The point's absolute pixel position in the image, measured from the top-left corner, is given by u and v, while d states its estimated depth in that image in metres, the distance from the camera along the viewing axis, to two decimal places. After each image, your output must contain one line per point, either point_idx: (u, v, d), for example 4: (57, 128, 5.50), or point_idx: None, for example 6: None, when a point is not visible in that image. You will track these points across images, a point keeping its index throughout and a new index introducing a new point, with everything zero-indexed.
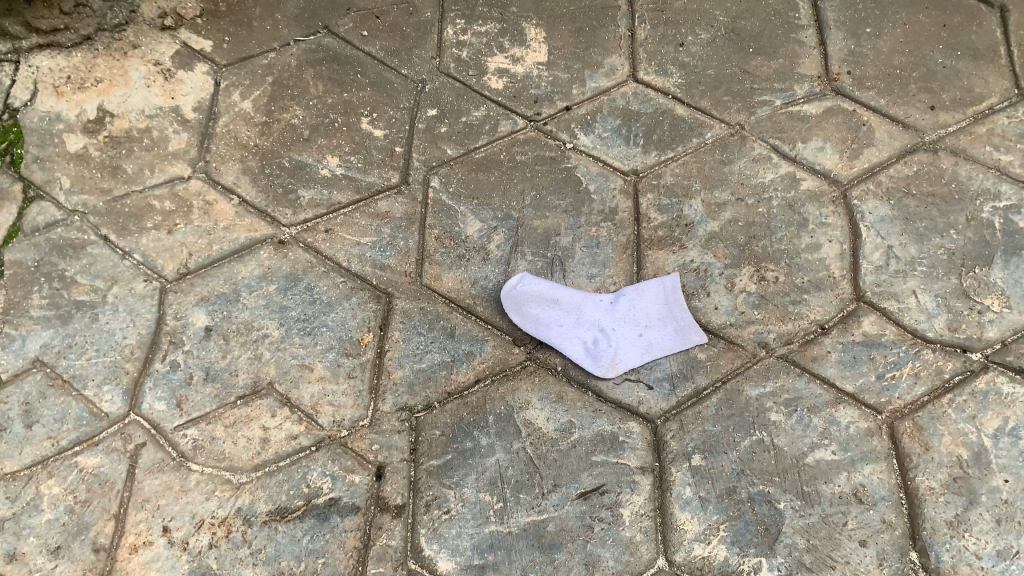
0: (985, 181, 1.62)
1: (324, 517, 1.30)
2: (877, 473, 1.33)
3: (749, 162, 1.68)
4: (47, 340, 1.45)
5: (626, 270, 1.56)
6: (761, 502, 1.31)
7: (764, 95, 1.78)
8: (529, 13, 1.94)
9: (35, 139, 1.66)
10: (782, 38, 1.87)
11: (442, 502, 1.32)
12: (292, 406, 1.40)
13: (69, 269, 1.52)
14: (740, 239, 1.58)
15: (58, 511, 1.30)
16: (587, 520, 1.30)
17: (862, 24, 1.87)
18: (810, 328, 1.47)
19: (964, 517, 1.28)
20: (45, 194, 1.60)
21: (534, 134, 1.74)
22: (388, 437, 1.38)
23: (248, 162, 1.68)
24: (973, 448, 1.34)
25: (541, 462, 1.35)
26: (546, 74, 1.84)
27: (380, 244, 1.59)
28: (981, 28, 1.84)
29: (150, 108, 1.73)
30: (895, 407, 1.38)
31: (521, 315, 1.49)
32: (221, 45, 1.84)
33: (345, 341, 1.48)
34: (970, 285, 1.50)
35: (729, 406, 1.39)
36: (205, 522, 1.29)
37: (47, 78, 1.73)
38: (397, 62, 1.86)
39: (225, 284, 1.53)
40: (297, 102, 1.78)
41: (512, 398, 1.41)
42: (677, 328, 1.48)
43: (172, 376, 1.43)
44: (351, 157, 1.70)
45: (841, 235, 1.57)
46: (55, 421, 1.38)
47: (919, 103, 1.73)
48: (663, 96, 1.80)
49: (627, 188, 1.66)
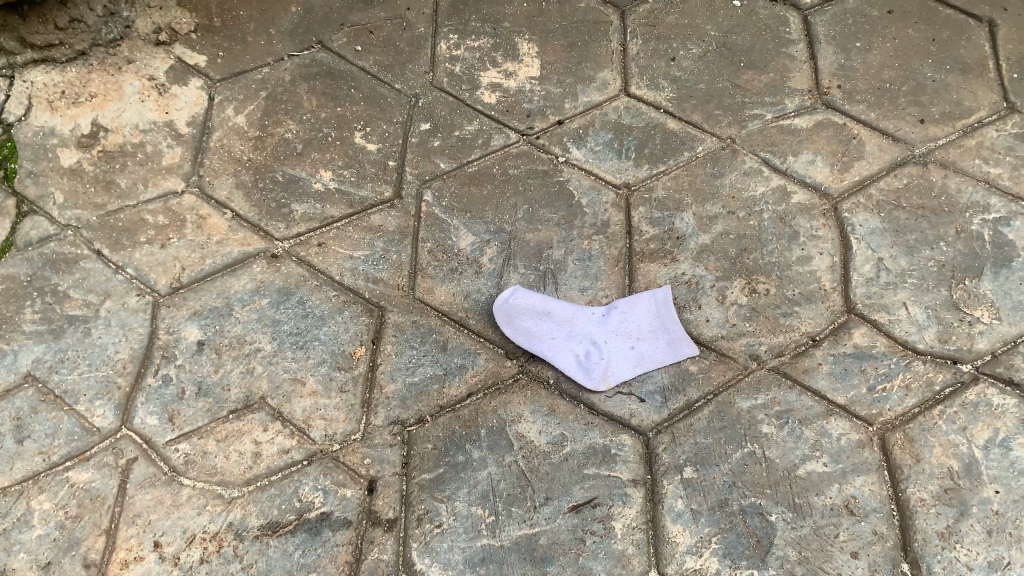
0: (975, 194, 1.63)
1: (316, 531, 1.30)
2: (869, 484, 1.33)
3: (740, 175, 1.69)
4: (39, 355, 1.45)
5: (618, 283, 1.57)
6: (753, 514, 1.31)
7: (755, 109, 1.79)
8: (522, 28, 1.95)
9: (29, 154, 1.67)
10: (773, 53, 1.88)
11: (434, 515, 1.31)
12: (284, 421, 1.40)
13: (61, 283, 1.53)
14: (731, 251, 1.59)
15: (49, 526, 1.29)
16: (579, 533, 1.30)
17: (852, 39, 1.89)
18: (802, 340, 1.48)
19: (955, 529, 1.28)
20: (39, 209, 1.61)
21: (527, 148, 1.75)
22: (380, 450, 1.38)
23: (241, 176, 1.69)
24: (964, 459, 1.34)
25: (533, 475, 1.35)
26: (539, 88, 1.85)
27: (373, 257, 1.59)
28: (969, 42, 1.86)
29: (144, 123, 1.73)
30: (886, 419, 1.39)
31: (513, 328, 1.50)
32: (215, 60, 1.85)
33: (337, 355, 1.48)
34: (960, 297, 1.51)
35: (721, 418, 1.40)
36: (197, 536, 1.29)
37: (41, 93, 1.74)
38: (390, 77, 1.87)
39: (217, 298, 1.53)
40: (291, 117, 1.79)
41: (504, 411, 1.41)
42: (668, 340, 1.49)
43: (164, 390, 1.43)
44: (344, 171, 1.71)
45: (832, 247, 1.58)
46: (47, 436, 1.37)
47: (908, 117, 1.75)
48: (655, 110, 1.81)
49: (618, 202, 1.67)
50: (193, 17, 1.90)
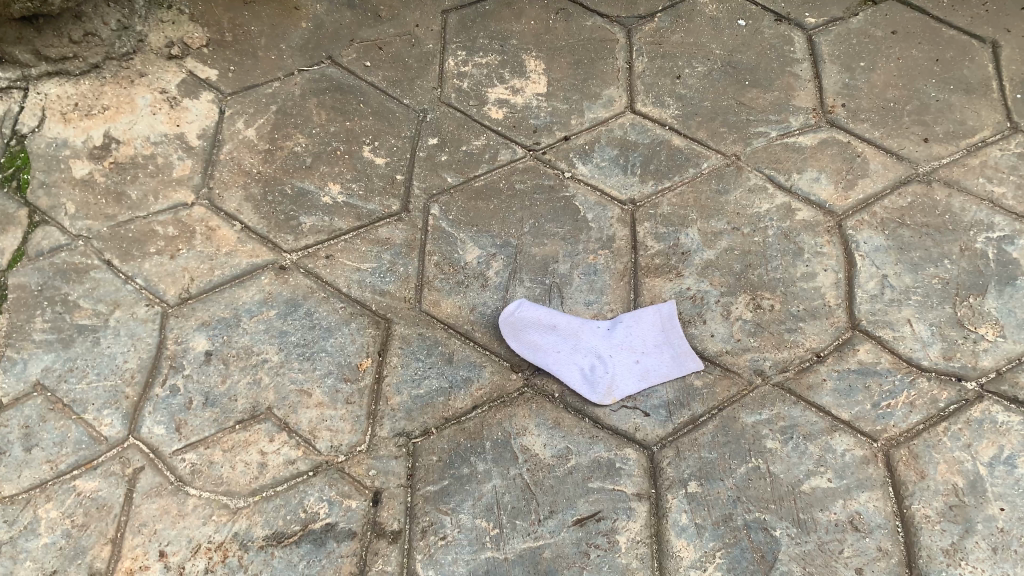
0: (979, 212, 1.64)
1: (320, 542, 1.30)
2: (873, 501, 1.33)
3: (745, 192, 1.70)
4: (48, 364, 1.46)
5: (623, 297, 1.58)
6: (757, 529, 1.31)
7: (760, 127, 1.81)
8: (529, 46, 1.98)
9: (41, 165, 1.69)
10: (777, 71, 1.90)
11: (438, 527, 1.32)
12: (290, 431, 1.41)
13: (71, 293, 1.54)
14: (736, 267, 1.60)
15: (55, 534, 1.30)
16: (584, 546, 1.30)
17: (856, 58, 1.91)
18: (806, 356, 1.49)
19: (960, 546, 1.28)
20: (50, 219, 1.62)
21: (533, 163, 1.77)
22: (385, 462, 1.38)
23: (250, 189, 1.71)
24: (969, 476, 1.34)
25: (537, 488, 1.35)
26: (546, 104, 1.87)
27: (380, 270, 1.60)
28: (973, 62, 1.88)
29: (155, 135, 1.75)
30: (891, 435, 1.39)
31: (519, 341, 1.51)
32: (226, 74, 1.87)
33: (344, 366, 1.49)
34: (965, 314, 1.51)
35: (725, 433, 1.40)
36: (202, 546, 1.29)
37: (54, 105, 1.76)
38: (399, 93, 1.89)
39: (226, 309, 1.54)
40: (300, 131, 1.81)
41: (509, 424, 1.42)
42: (673, 354, 1.50)
43: (172, 400, 1.44)
44: (352, 184, 1.73)
45: (836, 264, 1.59)
46: (55, 444, 1.38)
47: (912, 136, 1.76)
48: (661, 127, 1.83)
49: (624, 217, 1.68)
50: (204, 32, 1.92)
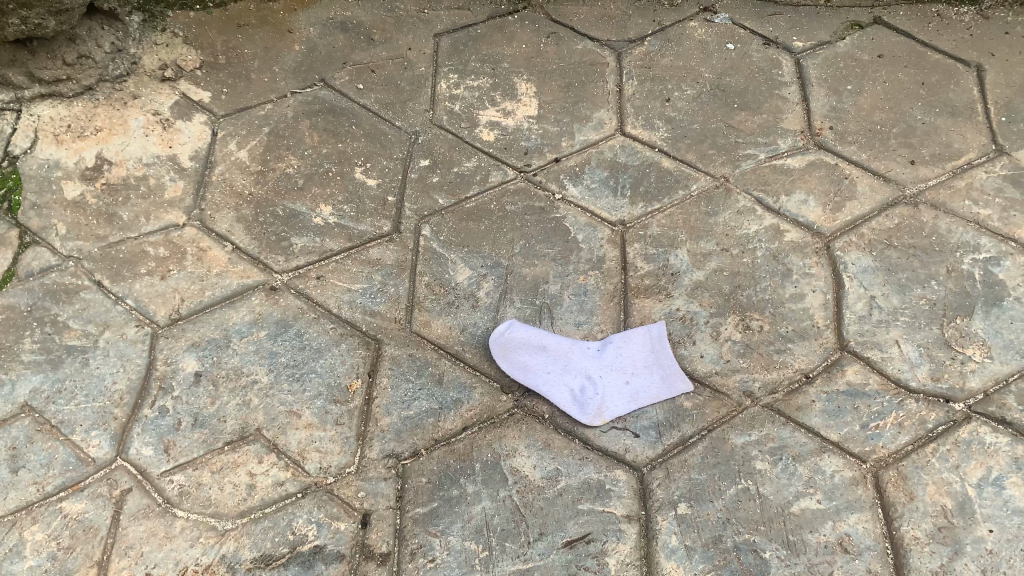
0: (965, 234, 1.65)
1: (308, 564, 1.29)
2: (863, 522, 1.32)
3: (733, 214, 1.71)
4: (37, 385, 1.46)
5: (613, 318, 1.58)
6: (747, 550, 1.30)
7: (748, 149, 1.83)
8: (520, 68, 2.00)
9: (33, 186, 1.69)
10: (766, 94, 1.93)
11: (427, 550, 1.31)
12: (279, 453, 1.41)
13: (61, 314, 1.54)
14: (725, 288, 1.61)
15: (41, 557, 1.28)
16: (573, 568, 1.29)
17: (843, 81, 1.93)
18: (795, 377, 1.49)
19: (949, 567, 1.27)
20: (41, 240, 1.63)
21: (524, 185, 1.78)
22: (374, 484, 1.38)
23: (243, 210, 1.71)
24: (958, 497, 1.33)
25: (527, 510, 1.35)
26: (537, 126, 1.89)
27: (370, 291, 1.61)
28: (958, 86, 1.90)
29: (148, 156, 1.77)
30: (880, 456, 1.39)
31: (509, 361, 1.51)
32: (220, 96, 1.89)
33: (333, 388, 1.49)
34: (952, 336, 1.52)
35: (715, 454, 1.40)
36: (189, 569, 1.28)
37: (47, 127, 1.78)
38: (392, 115, 1.91)
39: (215, 330, 1.54)
40: (293, 152, 1.82)
41: (499, 445, 1.42)
42: (663, 375, 1.50)
43: (161, 422, 1.43)
44: (344, 206, 1.74)
45: (824, 285, 1.60)
46: (42, 466, 1.37)
47: (899, 157, 1.78)
48: (650, 149, 1.84)
49: (614, 238, 1.69)
50: (198, 54, 1.95)
